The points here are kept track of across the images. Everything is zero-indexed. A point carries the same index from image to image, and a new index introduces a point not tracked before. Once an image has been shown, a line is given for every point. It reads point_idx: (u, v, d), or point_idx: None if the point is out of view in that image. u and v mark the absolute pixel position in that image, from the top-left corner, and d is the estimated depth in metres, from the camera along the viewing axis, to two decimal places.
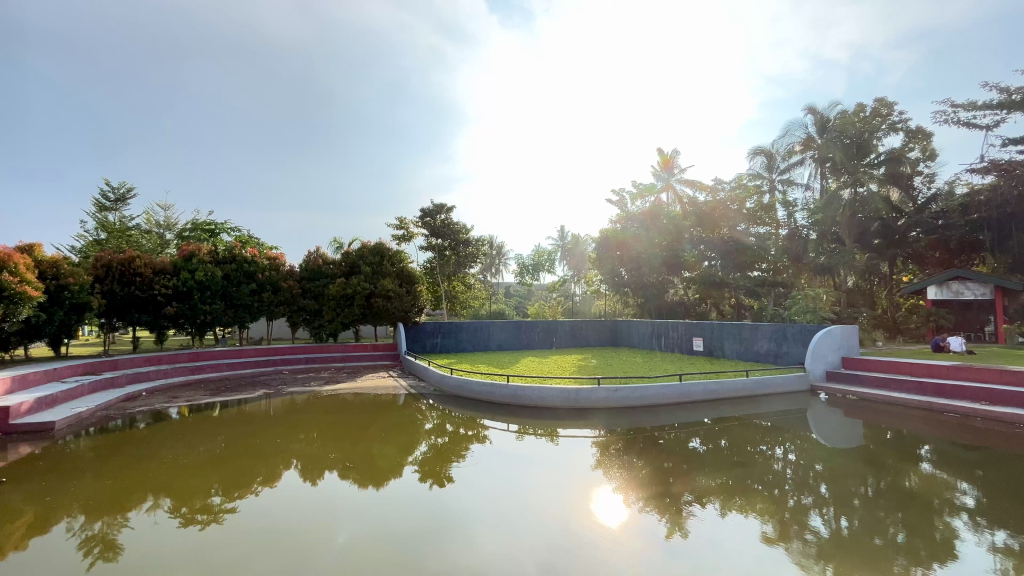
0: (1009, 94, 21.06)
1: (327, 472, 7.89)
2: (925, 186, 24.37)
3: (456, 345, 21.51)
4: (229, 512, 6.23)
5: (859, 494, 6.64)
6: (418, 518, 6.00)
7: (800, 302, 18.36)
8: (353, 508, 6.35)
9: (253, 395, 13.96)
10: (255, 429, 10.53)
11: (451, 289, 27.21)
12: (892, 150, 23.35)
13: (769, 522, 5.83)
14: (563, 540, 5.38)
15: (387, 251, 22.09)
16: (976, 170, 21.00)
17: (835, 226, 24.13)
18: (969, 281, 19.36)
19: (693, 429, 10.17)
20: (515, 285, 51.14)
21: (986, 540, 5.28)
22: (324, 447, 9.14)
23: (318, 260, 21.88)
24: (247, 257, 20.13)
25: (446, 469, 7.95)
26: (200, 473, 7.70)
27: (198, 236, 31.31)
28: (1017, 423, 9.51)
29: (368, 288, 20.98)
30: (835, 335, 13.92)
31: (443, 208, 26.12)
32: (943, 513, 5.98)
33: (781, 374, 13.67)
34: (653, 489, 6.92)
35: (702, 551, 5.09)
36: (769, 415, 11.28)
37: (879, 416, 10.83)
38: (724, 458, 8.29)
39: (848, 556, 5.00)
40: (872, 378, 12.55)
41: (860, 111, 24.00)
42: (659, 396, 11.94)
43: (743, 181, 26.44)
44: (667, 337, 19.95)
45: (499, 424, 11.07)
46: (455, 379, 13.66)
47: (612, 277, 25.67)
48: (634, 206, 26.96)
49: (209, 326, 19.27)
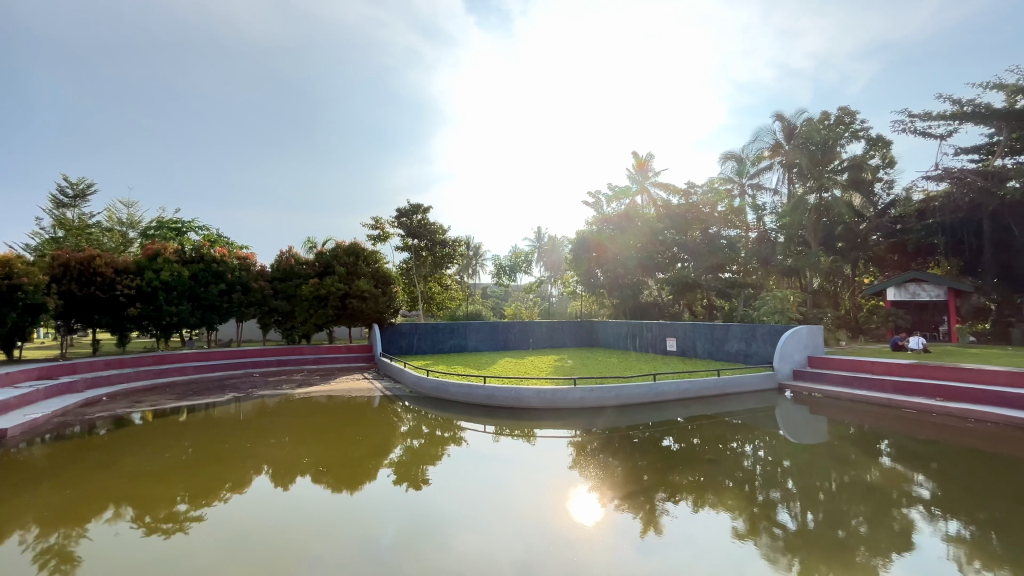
0: (962, 106, 22.19)
1: (300, 476, 7.74)
2: (885, 192, 25.51)
3: (432, 346, 21.42)
4: (196, 520, 6.04)
5: (824, 488, 6.89)
6: (394, 520, 5.99)
7: (769, 302, 18.91)
8: (328, 513, 6.25)
9: (222, 398, 13.61)
10: (223, 434, 10.22)
11: (427, 290, 27.08)
12: (855, 157, 24.28)
13: (739, 518, 5.98)
14: (540, 540, 5.41)
15: (362, 250, 21.67)
16: (931, 178, 22.05)
17: (802, 229, 25.09)
18: (925, 283, 20.21)
19: (666, 428, 10.36)
20: (493, 286, 51.14)
21: (940, 530, 5.55)
22: (297, 451, 8.98)
23: (290, 260, 21.38)
24: (216, 257, 19.56)
25: (423, 472, 7.86)
26: (165, 480, 7.44)
27: (163, 235, 30.24)
28: (969, 418, 10.03)
29: (342, 289, 20.48)
30: (801, 335, 14.41)
31: (420, 208, 25.87)
32: (901, 505, 6.25)
33: (750, 373, 14.06)
34: (627, 488, 7.01)
35: (675, 549, 5.17)
36: (739, 413, 11.58)
37: (843, 412, 11.24)
38: (697, 456, 8.47)
39: (813, 548, 5.17)
40: (836, 376, 13.04)
41: (825, 119, 24.88)
42: (633, 395, 12.10)
43: (715, 185, 27.00)
44: (642, 337, 20.28)
45: (476, 425, 11.07)
46: (431, 381, 13.55)
47: (588, 278, 26.03)
48: (610, 208, 27.33)
49: (175, 327, 18.63)
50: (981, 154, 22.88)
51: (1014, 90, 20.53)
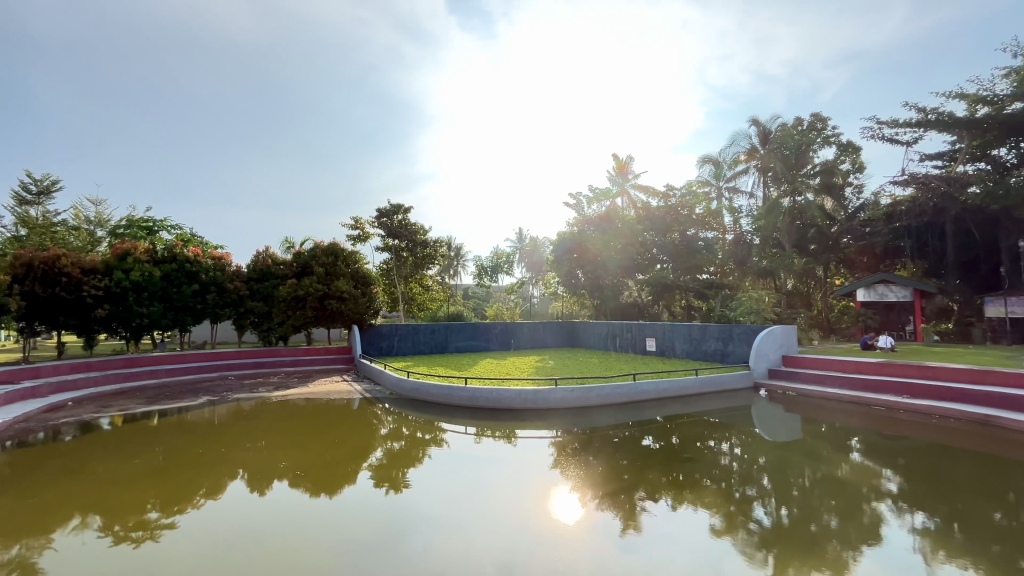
0: (926, 114, 23.07)
1: (277, 481, 7.58)
2: (854, 196, 26.34)
3: (413, 347, 21.26)
4: (167, 528, 5.86)
5: (797, 484, 7.08)
6: (374, 524, 5.91)
7: (745, 303, 19.31)
8: (306, 518, 6.14)
9: (196, 402, 13.24)
10: (197, 438, 9.96)
11: (408, 291, 26.88)
12: (826, 162, 25.00)
13: (717, 515, 6.09)
14: (520, 541, 5.42)
15: (341, 251, 21.30)
16: (897, 182, 22.89)
17: (776, 232, 25.56)
18: (893, 285, 20.83)
19: (645, 428, 10.48)
20: (473, 287, 50.97)
21: (907, 522, 5.76)
22: (275, 455, 8.79)
23: (267, 261, 20.97)
24: (189, 257, 19.02)
25: (403, 476, 7.77)
26: (135, 487, 7.20)
27: (133, 234, 29.31)
28: (934, 414, 10.42)
29: (321, 290, 20.11)
30: (776, 335, 14.78)
31: (401, 208, 25.67)
32: (870, 499, 6.47)
33: (727, 372, 14.33)
34: (608, 488, 7.06)
35: (654, 546, 5.25)
36: (717, 412, 11.80)
37: (816, 410, 11.54)
38: (676, 454, 8.61)
39: (788, 543, 5.31)
40: (809, 375, 13.41)
41: (798, 124, 25.52)
42: (614, 395, 12.22)
43: (694, 187, 27.40)
44: (622, 337, 20.52)
45: (457, 427, 10.99)
46: (412, 382, 13.44)
47: (569, 279, 26.21)
48: (591, 209, 27.58)
49: (146, 329, 18.06)
50: (944, 160, 23.81)
51: (975, 100, 21.46)
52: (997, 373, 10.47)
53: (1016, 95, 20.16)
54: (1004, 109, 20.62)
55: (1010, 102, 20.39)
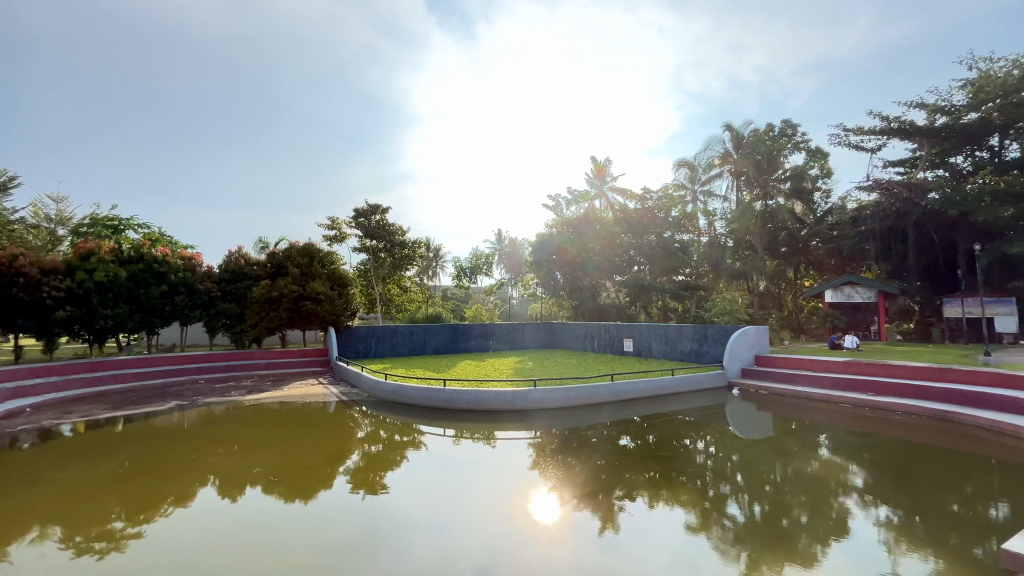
0: (889, 122, 23.96)
1: (249, 487, 7.41)
2: (823, 201, 27.25)
3: (391, 349, 21.02)
4: (134, 538, 5.66)
5: (769, 480, 7.27)
6: (349, 529, 5.82)
7: (720, 304, 19.71)
8: (281, 525, 6.00)
9: (164, 407, 12.82)
10: (165, 444, 9.65)
11: (386, 292, 26.58)
12: (796, 167, 25.60)
13: (692, 512, 6.22)
14: (499, 542, 5.44)
15: (317, 251, 20.93)
16: (863, 188, 23.77)
17: (749, 234, 26.20)
18: (859, 286, 21.30)
19: (623, 428, 10.61)
20: (452, 289, 50.65)
21: (872, 515, 5.99)
22: (248, 460, 8.59)
23: (240, 261, 20.57)
24: (157, 257, 18.40)
25: (381, 479, 7.70)
26: (98, 497, 6.92)
27: (97, 233, 28.19)
28: (896, 410, 10.85)
29: (296, 291, 19.65)
30: (748, 336, 15.16)
31: (379, 208, 25.41)
32: (838, 494, 6.69)
33: (702, 372, 14.61)
34: (586, 488, 7.13)
35: (633, 544, 5.33)
36: (693, 411, 12.02)
37: (787, 408, 11.87)
38: (652, 453, 8.74)
39: (759, 538, 5.46)
40: (780, 374, 13.80)
41: (770, 130, 26.21)
42: (592, 395, 12.34)
43: (669, 190, 27.68)
44: (600, 338, 20.74)
45: (436, 429, 10.91)
46: (389, 385, 13.22)
47: (548, 282, 26.48)
48: (569, 212, 27.83)
49: (111, 332, 17.41)
50: (906, 167, 24.74)
51: (934, 110, 22.45)
52: (954, 371, 11.00)
53: (971, 105, 21.24)
54: (961, 119, 21.69)
55: (967, 112, 21.46)
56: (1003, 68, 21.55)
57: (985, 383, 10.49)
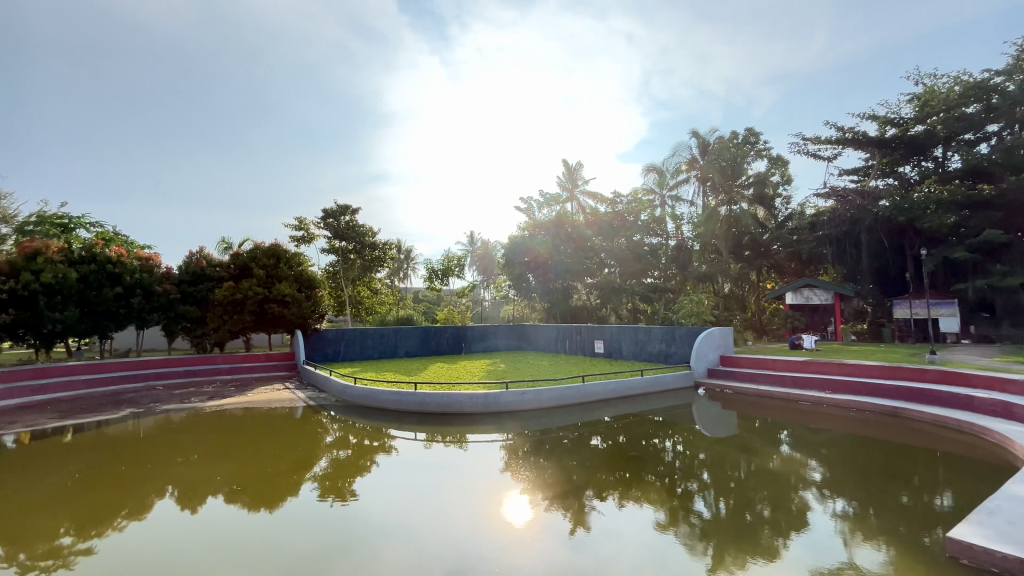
0: (844, 132, 25.18)
1: (211, 497, 7.14)
2: (783, 207, 28.37)
3: (361, 352, 20.62)
4: (84, 554, 5.36)
5: (734, 477, 7.49)
6: (316, 538, 5.66)
7: (687, 306, 20.24)
8: (247, 534, 5.81)
9: (118, 415, 12.20)
10: (119, 454, 9.21)
11: (355, 294, 26.08)
12: (759, 174, 26.43)
13: (661, 510, 6.35)
14: (470, 545, 5.43)
15: (283, 252, 20.32)
16: (821, 196, 24.91)
17: (715, 238, 26.71)
18: (817, 288, 22.06)
19: (594, 428, 10.76)
20: (423, 291, 50.11)
21: (830, 508, 6.25)
22: (209, 469, 8.27)
23: (201, 262, 19.86)
24: (111, 257, 17.49)
25: (350, 485, 7.55)
26: (44, 511, 6.53)
27: (45, 231, 26.66)
28: (852, 407, 11.36)
29: (261, 294, 19.01)
30: (714, 337, 15.62)
31: (348, 208, 24.94)
32: (798, 488, 6.97)
33: (670, 372, 14.93)
34: (557, 488, 7.20)
35: (604, 543, 5.40)
36: (662, 411, 12.29)
37: (750, 407, 12.28)
38: (623, 453, 8.88)
39: (726, 533, 5.61)
40: (744, 373, 14.24)
41: (734, 137, 27.06)
42: (563, 397, 12.45)
43: (638, 195, 28.18)
44: (572, 340, 20.97)
45: (407, 433, 10.79)
46: (359, 388, 12.98)
47: (520, 284, 26.66)
48: (542, 214, 28.13)
49: (60, 336, 16.50)
50: (860, 175, 25.94)
51: (884, 121, 23.71)
52: (903, 369, 11.61)
53: (918, 118, 22.58)
54: (909, 131, 22.99)
55: (914, 124, 22.78)
56: (946, 84, 22.99)
57: (932, 380, 11.10)
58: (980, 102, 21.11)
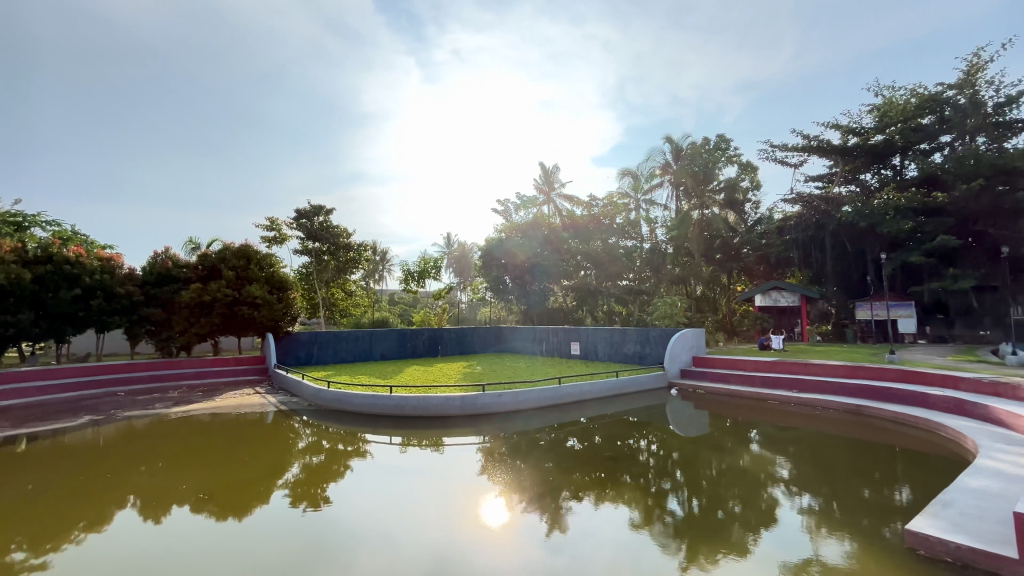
0: (810, 141, 26.10)
1: (176, 506, 6.88)
2: (753, 211, 29.23)
3: (334, 356, 20.25)
4: (38, 569, 5.10)
5: (707, 476, 7.66)
6: (288, 545, 5.52)
7: (661, 308, 20.61)
8: (214, 544, 5.64)
9: (76, 422, 11.67)
10: (76, 463, 8.80)
11: (329, 296, 25.59)
12: (729, 179, 27.13)
13: (636, 509, 6.44)
14: (446, 549, 5.39)
15: (254, 253, 19.77)
16: (788, 201, 25.79)
17: (688, 241, 27.11)
18: (784, 290, 22.63)
19: (570, 430, 10.84)
20: (399, 293, 49.48)
21: (797, 504, 6.45)
22: (174, 478, 7.97)
23: (167, 263, 19.04)
24: (69, 257, 16.72)
25: (323, 491, 7.40)
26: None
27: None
28: (817, 406, 11.76)
29: (230, 296, 18.44)
30: (687, 338, 15.95)
31: (322, 209, 24.51)
32: (767, 485, 7.17)
33: (644, 373, 15.17)
34: (534, 491, 7.20)
35: (580, 544, 5.44)
36: (637, 411, 12.47)
37: (721, 406, 12.56)
38: (598, 454, 8.96)
39: (698, 531, 5.73)
40: (716, 374, 14.58)
41: (706, 144, 27.73)
42: (539, 399, 12.49)
43: (613, 198, 28.57)
44: (548, 341, 21.08)
45: (382, 437, 10.64)
46: (332, 392, 12.71)
47: (496, 285, 26.70)
48: (519, 216, 28.25)
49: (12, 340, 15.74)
50: (824, 182, 26.93)
51: (847, 131, 24.70)
52: (865, 368, 12.08)
53: (878, 128, 23.57)
54: (870, 140, 24.00)
55: (874, 134, 23.77)
56: (903, 96, 24.10)
57: (891, 379, 11.59)
58: (934, 114, 22.22)
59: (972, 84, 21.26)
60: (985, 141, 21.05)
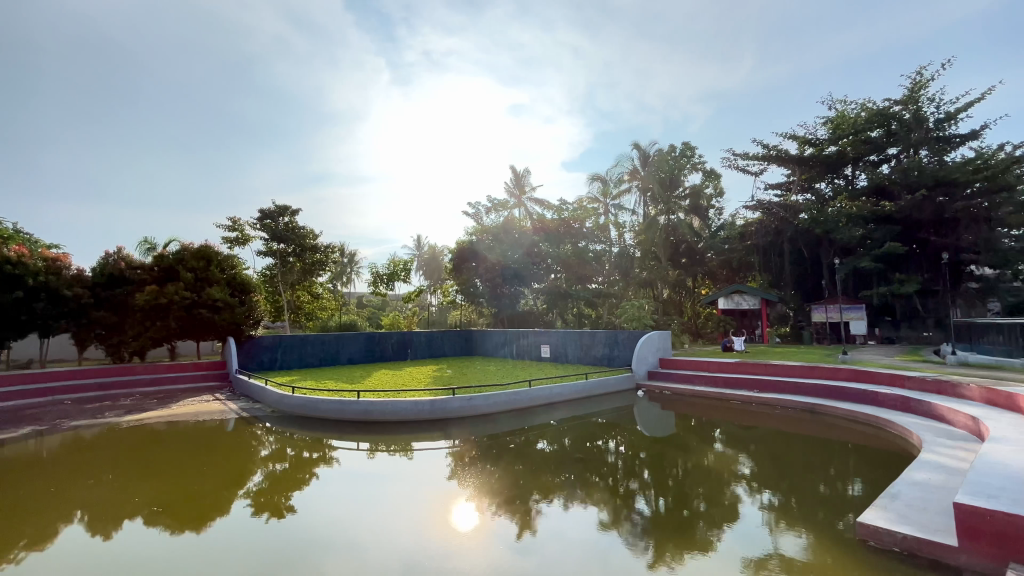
0: (770, 150, 27.17)
1: (127, 521, 6.52)
2: (716, 217, 30.21)
3: (300, 360, 19.70)
4: None
5: (673, 475, 7.84)
6: (250, 556, 5.34)
7: (630, 311, 21.01)
8: (169, 556, 5.41)
9: (16, 433, 10.94)
10: (14, 477, 8.23)
11: (294, 299, 25.06)
12: (693, 186, 27.96)
13: (605, 510, 6.53)
14: (415, 555, 5.33)
15: (215, 254, 18.97)
16: (750, 208, 26.64)
17: (654, 246, 27.91)
18: (745, 293, 23.55)
19: (541, 432, 10.90)
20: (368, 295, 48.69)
21: (758, 500, 6.69)
22: (128, 490, 7.57)
23: (120, 264, 18.03)
24: (9, 258, 15.65)
25: (287, 500, 7.17)
26: None
27: None
28: (777, 405, 12.21)
29: (188, 298, 17.63)
30: (654, 340, 16.30)
31: (287, 210, 23.89)
32: (729, 483, 7.40)
33: (613, 375, 15.40)
34: (504, 494, 7.20)
35: (551, 546, 5.48)
36: (606, 413, 12.65)
37: (687, 407, 12.87)
38: (568, 456, 9.04)
39: (664, 529, 5.87)
40: (682, 375, 14.95)
41: (672, 151, 28.45)
42: (509, 402, 12.48)
43: (583, 203, 28.92)
44: (518, 345, 21.13)
45: (349, 444, 10.41)
46: (298, 398, 12.36)
47: (466, 288, 26.56)
48: (489, 219, 28.37)
49: None
50: (783, 190, 28.04)
51: (803, 141, 25.89)
52: (821, 368, 12.64)
53: (832, 139, 24.77)
54: (825, 150, 25.21)
55: (828, 144, 24.97)
56: (855, 110, 25.46)
57: (844, 378, 12.16)
58: (882, 127, 23.52)
59: (916, 100, 22.62)
60: (927, 153, 22.38)
